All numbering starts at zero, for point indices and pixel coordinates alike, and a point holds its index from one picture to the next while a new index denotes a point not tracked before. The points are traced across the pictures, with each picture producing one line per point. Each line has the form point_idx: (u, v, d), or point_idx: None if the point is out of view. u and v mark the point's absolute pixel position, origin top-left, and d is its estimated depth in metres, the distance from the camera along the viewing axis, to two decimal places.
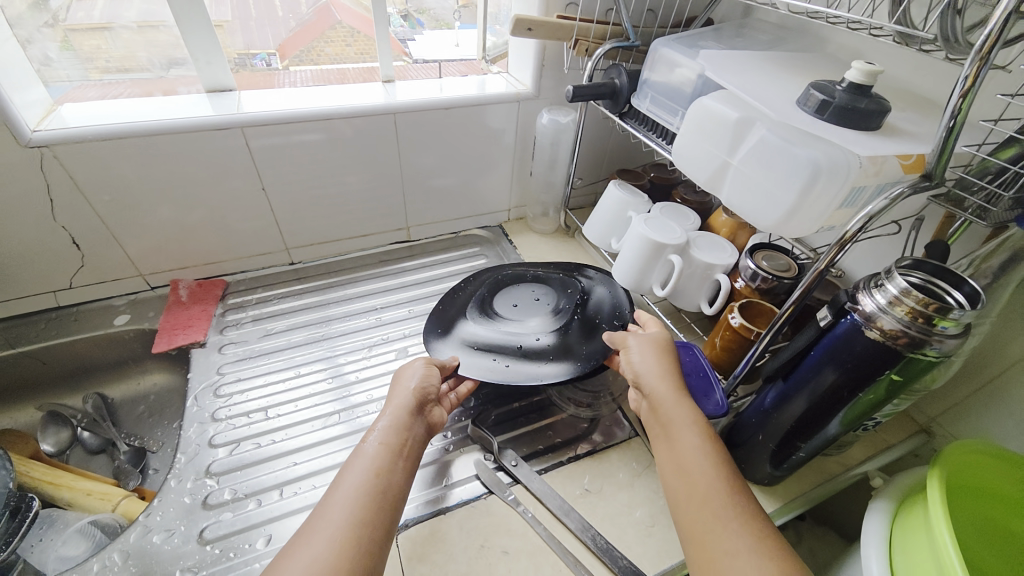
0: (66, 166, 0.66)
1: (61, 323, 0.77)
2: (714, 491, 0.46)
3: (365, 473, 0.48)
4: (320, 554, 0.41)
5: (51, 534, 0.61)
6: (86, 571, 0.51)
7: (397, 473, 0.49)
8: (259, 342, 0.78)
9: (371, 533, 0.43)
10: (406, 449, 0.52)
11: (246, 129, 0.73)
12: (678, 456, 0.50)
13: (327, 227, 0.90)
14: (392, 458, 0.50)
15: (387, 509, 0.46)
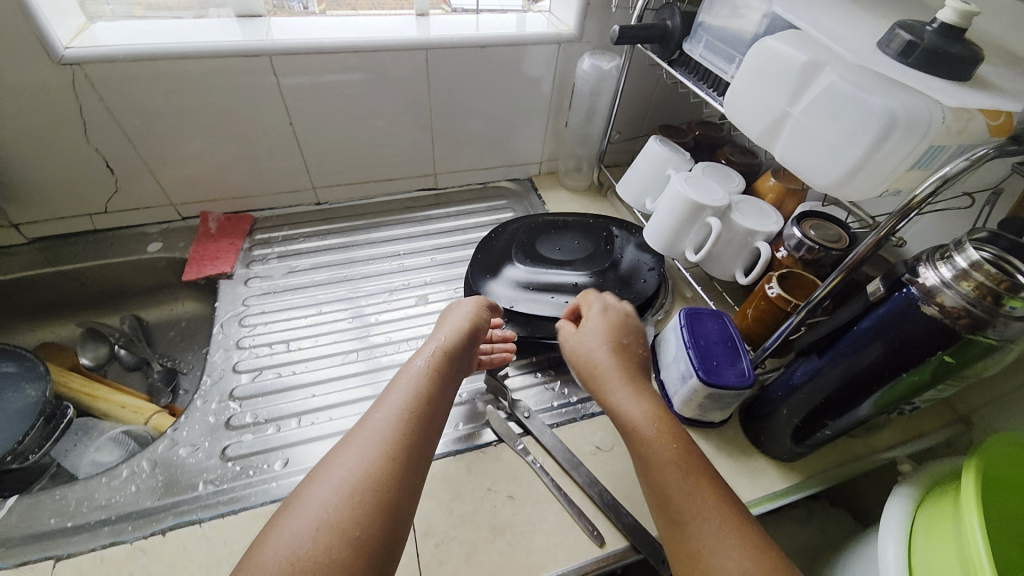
0: (98, 85, 0.65)
1: (99, 246, 0.80)
2: (677, 483, 0.46)
3: (410, 395, 0.50)
4: (360, 465, 0.43)
5: (86, 441, 0.65)
6: (117, 475, 0.53)
7: (438, 400, 0.51)
8: (283, 278, 0.79)
9: (411, 453, 0.46)
10: (448, 375, 0.54)
11: (275, 58, 0.70)
12: (638, 446, 0.49)
13: (354, 168, 0.88)
14: (432, 384, 0.52)
15: (427, 433, 0.48)
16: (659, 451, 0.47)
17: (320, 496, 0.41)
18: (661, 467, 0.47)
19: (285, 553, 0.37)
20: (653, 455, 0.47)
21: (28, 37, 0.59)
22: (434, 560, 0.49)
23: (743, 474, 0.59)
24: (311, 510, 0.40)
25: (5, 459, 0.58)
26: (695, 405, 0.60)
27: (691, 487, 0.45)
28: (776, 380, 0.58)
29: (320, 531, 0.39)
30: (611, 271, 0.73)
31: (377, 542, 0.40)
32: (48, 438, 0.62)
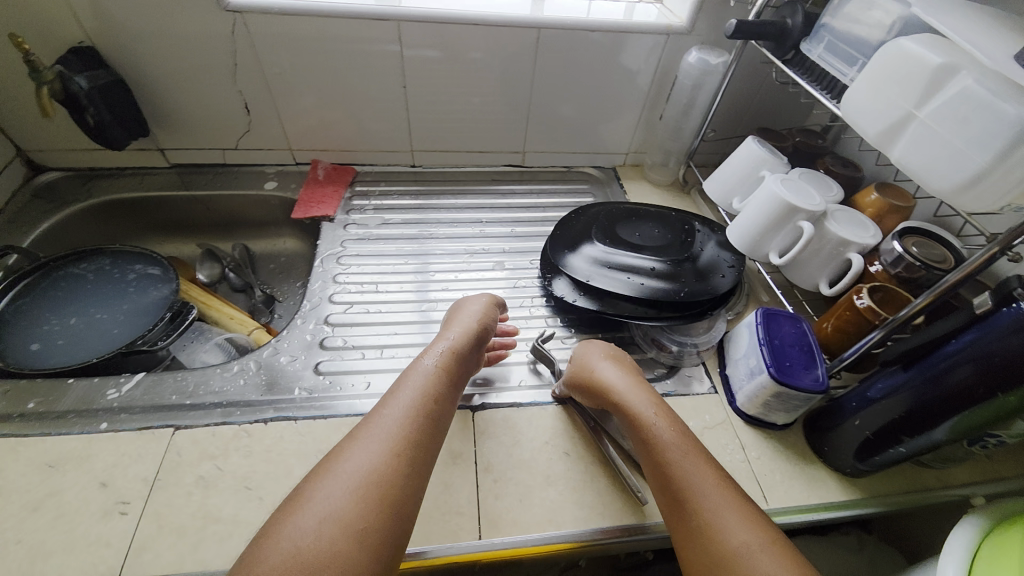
0: (253, 34, 0.73)
1: (225, 178, 0.90)
2: (702, 495, 0.47)
3: (420, 392, 0.52)
4: (367, 460, 0.45)
5: (199, 341, 0.75)
6: (229, 368, 0.61)
7: (444, 399, 0.53)
8: (377, 228, 0.85)
9: (416, 446, 0.48)
10: (453, 377, 0.56)
11: (403, 24, 0.75)
12: (649, 444, 0.52)
13: (450, 136, 0.93)
14: (436, 387, 0.54)
15: (432, 429, 0.50)
16: (673, 448, 0.51)
17: (329, 489, 0.43)
18: (677, 464, 0.50)
19: (291, 546, 0.39)
20: (670, 450, 0.51)
21: None
22: (491, 493, 0.53)
23: (801, 480, 0.59)
24: (320, 505, 0.42)
25: (136, 342, 0.63)
26: (760, 404, 0.60)
27: (716, 498, 0.47)
28: (849, 390, 0.57)
29: (325, 523, 0.41)
30: (688, 260, 0.73)
31: (384, 533, 0.42)
32: (169, 335, 0.66)
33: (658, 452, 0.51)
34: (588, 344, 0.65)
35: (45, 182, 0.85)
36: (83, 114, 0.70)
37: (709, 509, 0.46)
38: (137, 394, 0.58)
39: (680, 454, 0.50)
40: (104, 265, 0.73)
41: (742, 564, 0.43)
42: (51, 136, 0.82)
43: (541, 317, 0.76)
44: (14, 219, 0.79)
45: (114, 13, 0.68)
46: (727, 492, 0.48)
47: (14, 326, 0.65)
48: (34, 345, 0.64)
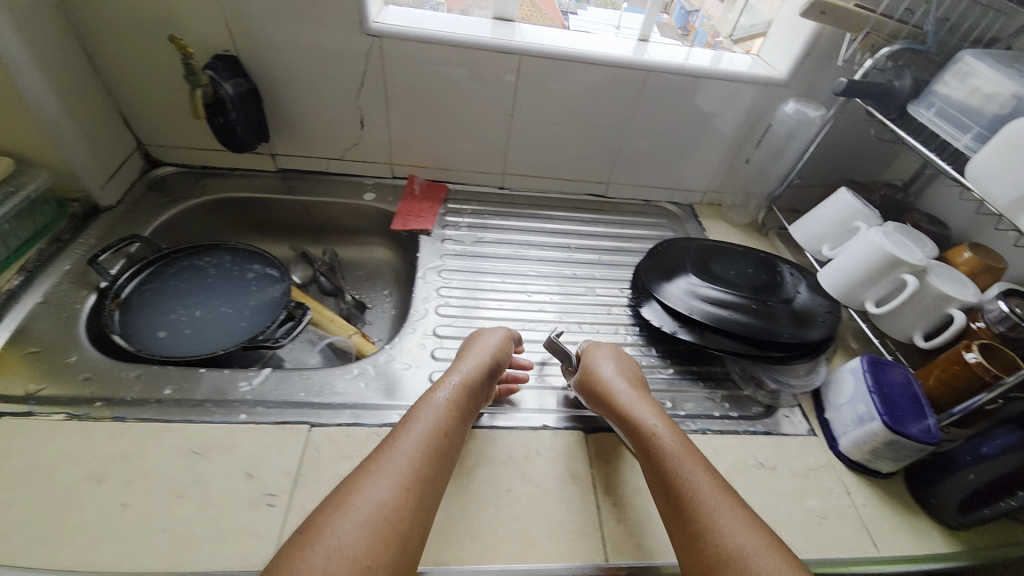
0: (386, 57, 0.78)
1: (327, 186, 0.94)
2: (708, 512, 0.47)
3: (432, 424, 0.51)
4: (380, 492, 0.44)
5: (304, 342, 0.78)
6: (349, 371, 0.64)
7: (454, 431, 0.53)
8: (472, 245, 0.88)
9: (427, 476, 0.47)
10: (464, 410, 0.55)
11: (524, 59, 0.80)
12: (655, 458, 0.53)
13: (541, 163, 0.97)
14: (447, 416, 0.53)
15: (443, 461, 0.50)
16: (670, 459, 0.52)
17: (339, 524, 0.41)
18: (682, 480, 0.50)
19: None
20: (667, 461, 0.52)
21: (355, 11, 0.72)
22: (614, 517, 0.55)
23: (906, 530, 0.59)
24: (329, 539, 0.40)
25: (257, 337, 0.66)
26: (868, 450, 0.61)
27: (722, 512, 0.47)
28: (960, 444, 0.58)
29: (332, 559, 0.39)
30: (774, 302, 0.76)
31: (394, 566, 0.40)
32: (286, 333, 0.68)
33: (661, 462, 0.52)
34: (594, 349, 0.68)
35: (160, 176, 0.89)
36: (218, 118, 0.74)
37: (708, 516, 0.47)
38: (268, 390, 0.60)
39: (678, 463, 0.52)
40: (223, 261, 0.77)
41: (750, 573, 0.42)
42: (174, 135, 0.86)
43: (633, 345, 0.78)
44: (132, 210, 0.82)
45: (264, 29, 0.73)
46: (730, 502, 0.48)
47: (138, 311, 0.69)
48: (161, 332, 0.67)
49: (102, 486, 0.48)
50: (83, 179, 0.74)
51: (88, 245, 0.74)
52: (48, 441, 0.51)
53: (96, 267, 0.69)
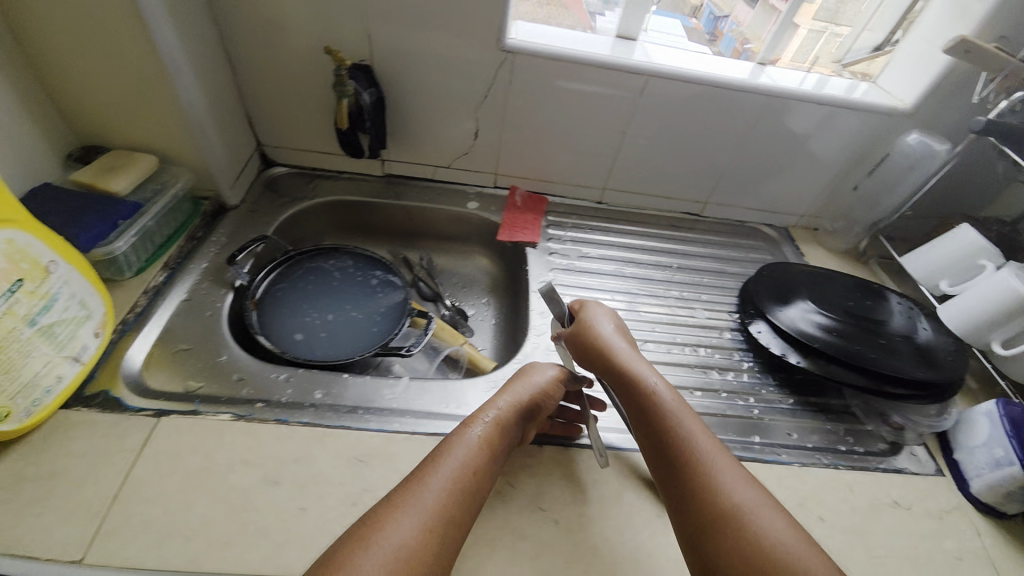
0: (516, 72, 0.78)
1: (432, 193, 0.95)
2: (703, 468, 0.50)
3: (462, 464, 0.49)
4: (404, 532, 0.42)
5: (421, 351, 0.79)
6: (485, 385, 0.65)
7: (485, 477, 0.50)
8: (579, 261, 0.89)
9: (454, 519, 0.45)
10: (497, 451, 0.52)
11: (650, 80, 0.80)
12: (652, 412, 0.56)
13: (643, 180, 0.97)
14: (480, 453, 0.51)
15: (470, 505, 0.47)
16: (692, 445, 0.52)
17: (362, 561, 0.39)
18: (679, 436, 0.53)
19: None
20: (689, 446, 0.52)
21: (496, 29, 0.73)
22: None
23: None
24: None
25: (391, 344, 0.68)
26: (1007, 495, 0.61)
27: (719, 466, 0.50)
28: None
29: None
30: (871, 337, 0.76)
31: None
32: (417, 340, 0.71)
33: (659, 418, 0.55)
34: (591, 308, 0.69)
35: (273, 177, 0.91)
36: (362, 123, 0.77)
37: (737, 502, 0.47)
38: (413, 398, 0.61)
39: (677, 421, 0.55)
40: (345, 265, 0.78)
41: (744, 522, 0.46)
42: (292, 137, 0.87)
43: (746, 371, 0.78)
44: (254, 209, 0.84)
45: (402, 40, 0.74)
46: (722, 458, 0.51)
47: (273, 311, 0.71)
48: (297, 334, 0.69)
49: (280, 490, 0.50)
50: (218, 178, 0.75)
51: (220, 243, 0.75)
52: (219, 442, 0.52)
53: (234, 266, 0.70)
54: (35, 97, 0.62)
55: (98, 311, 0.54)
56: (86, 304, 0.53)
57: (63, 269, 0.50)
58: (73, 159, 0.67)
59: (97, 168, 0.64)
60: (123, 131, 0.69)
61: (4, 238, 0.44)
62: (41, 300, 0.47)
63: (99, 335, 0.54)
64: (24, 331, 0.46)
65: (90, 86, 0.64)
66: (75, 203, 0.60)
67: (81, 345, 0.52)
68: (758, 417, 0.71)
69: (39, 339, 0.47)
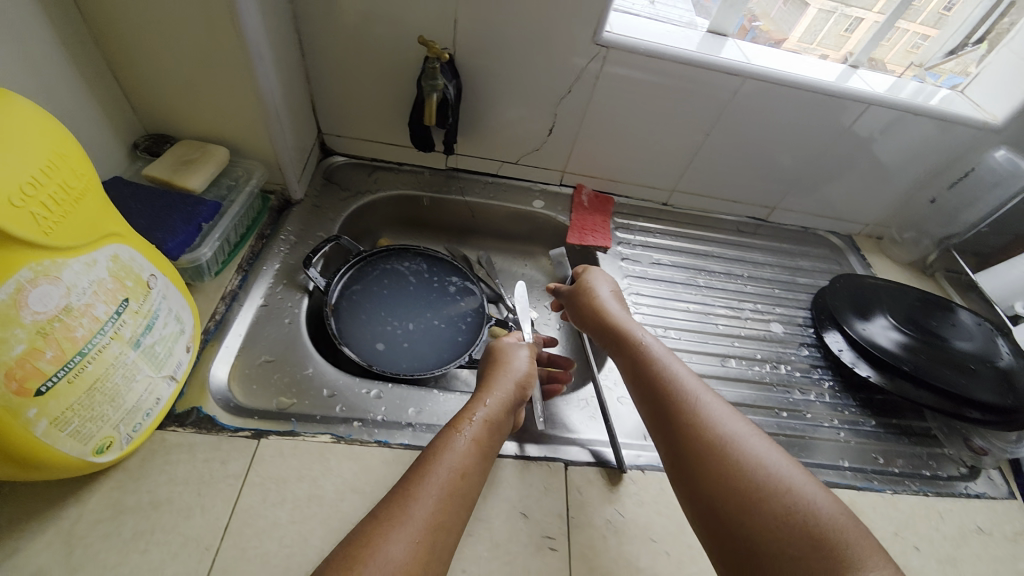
0: (604, 67, 0.73)
1: (496, 190, 0.90)
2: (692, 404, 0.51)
3: (452, 467, 0.44)
4: (400, 550, 0.38)
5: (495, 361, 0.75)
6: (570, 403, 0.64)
7: (477, 478, 0.46)
8: (650, 268, 0.87)
9: (447, 525, 0.41)
10: (490, 445, 0.49)
11: (746, 82, 0.75)
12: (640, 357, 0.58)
13: (714, 184, 0.93)
14: (478, 456, 0.47)
15: (464, 510, 0.43)
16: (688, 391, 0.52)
17: None
18: (668, 375, 0.54)
19: None
20: (682, 390, 0.52)
21: (593, 21, 0.68)
22: None
23: None
24: None
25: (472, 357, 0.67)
26: None
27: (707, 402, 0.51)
28: None
29: None
30: (948, 358, 0.75)
31: None
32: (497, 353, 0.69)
33: (648, 362, 0.57)
34: (595, 273, 0.74)
35: (332, 167, 0.85)
36: (446, 119, 0.72)
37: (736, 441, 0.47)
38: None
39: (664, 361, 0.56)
40: (419, 267, 0.75)
41: (731, 449, 0.46)
42: (354, 125, 0.82)
43: (827, 391, 0.77)
44: (317, 203, 0.79)
45: (490, 29, 0.69)
46: (709, 396, 0.52)
47: (350, 318, 0.68)
48: (379, 345, 0.67)
49: None
50: (286, 172, 0.71)
51: (289, 242, 0.72)
52: (324, 466, 0.50)
53: (309, 267, 0.67)
54: (100, 82, 0.57)
55: (188, 322, 0.51)
56: (180, 317, 0.49)
57: (160, 282, 0.46)
58: (140, 149, 0.62)
59: (171, 162, 0.60)
60: (192, 120, 0.63)
61: (111, 256, 0.40)
62: (144, 319, 0.44)
63: (189, 347, 0.51)
64: (130, 354, 0.42)
65: (160, 71, 0.58)
66: (152, 203, 0.55)
67: (176, 361, 0.49)
68: (846, 441, 0.71)
69: (143, 361, 0.44)
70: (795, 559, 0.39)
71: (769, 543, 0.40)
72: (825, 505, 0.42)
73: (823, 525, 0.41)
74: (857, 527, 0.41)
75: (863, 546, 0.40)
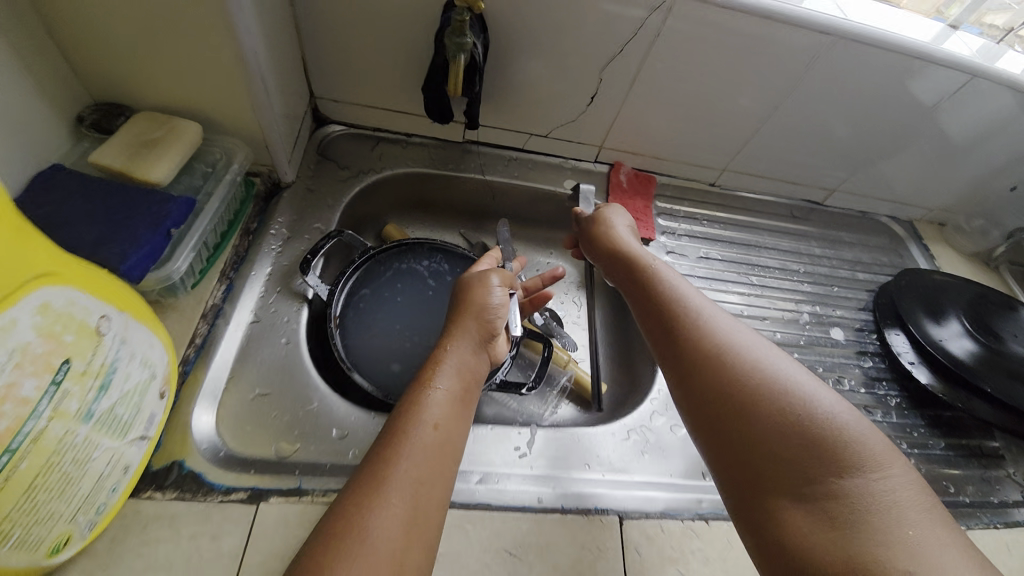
0: (669, 21, 0.59)
1: (522, 167, 0.77)
2: (694, 333, 0.51)
3: (430, 420, 0.43)
4: (385, 511, 0.37)
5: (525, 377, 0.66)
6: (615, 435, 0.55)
7: (457, 423, 0.45)
8: (699, 263, 0.76)
9: (433, 472, 0.41)
10: (464, 396, 0.48)
11: (838, 43, 0.62)
12: (648, 293, 0.57)
13: (771, 163, 0.80)
14: (458, 409, 0.46)
15: (449, 454, 0.43)
16: (698, 319, 0.52)
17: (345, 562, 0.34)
18: (673, 308, 0.54)
19: None
20: (685, 322, 0.52)
21: None
22: None
23: None
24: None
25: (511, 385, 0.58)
26: None
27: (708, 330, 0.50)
28: None
29: None
30: None
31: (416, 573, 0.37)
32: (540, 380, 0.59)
33: (653, 296, 0.56)
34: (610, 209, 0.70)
35: (329, 138, 0.71)
36: (474, 88, 0.59)
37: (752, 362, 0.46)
38: (551, 457, 0.52)
39: (669, 294, 0.56)
40: (440, 267, 0.65)
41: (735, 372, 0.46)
42: (353, 88, 0.67)
43: (894, 409, 0.68)
44: (312, 185, 0.66)
45: None
46: (712, 324, 0.51)
47: (358, 332, 0.58)
48: (395, 365, 0.56)
49: None
50: (275, 152, 0.57)
51: (281, 236, 0.60)
52: None
53: (308, 275, 0.55)
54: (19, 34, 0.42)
55: (160, 364, 0.41)
56: (147, 362, 0.39)
57: (115, 323, 0.36)
58: (86, 125, 0.48)
59: (127, 144, 0.46)
60: (150, 86, 0.49)
61: (38, 306, 0.30)
62: (96, 380, 0.33)
63: (162, 394, 0.42)
64: (81, 430, 0.32)
65: (95, 21, 0.43)
66: (106, 203, 0.43)
67: (147, 416, 0.40)
68: (915, 466, 0.64)
69: (100, 432, 0.34)
70: (818, 468, 0.39)
71: (790, 458, 0.40)
72: (845, 413, 0.42)
73: (844, 433, 0.40)
74: (880, 436, 0.41)
75: (885, 451, 0.40)
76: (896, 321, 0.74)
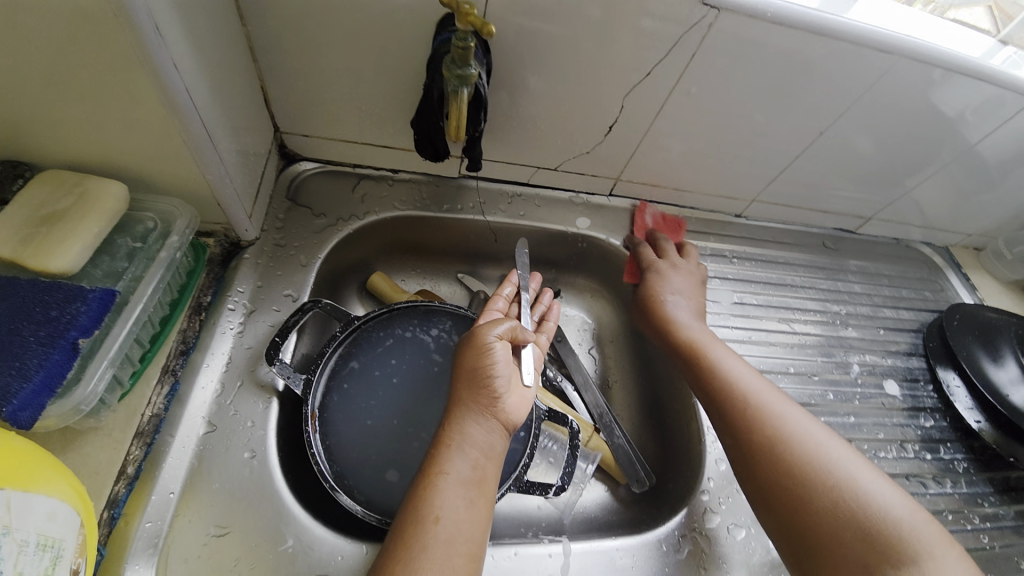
0: (710, 38, 0.49)
1: (527, 205, 0.67)
2: (752, 407, 0.50)
3: (436, 513, 0.38)
4: None
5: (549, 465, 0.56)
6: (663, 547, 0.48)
7: (473, 508, 0.39)
8: (735, 310, 0.67)
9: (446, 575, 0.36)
10: (478, 476, 0.41)
11: (900, 62, 0.52)
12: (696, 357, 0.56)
13: (804, 191, 0.70)
14: (471, 495, 0.40)
15: (463, 547, 0.38)
16: (750, 389, 0.52)
17: None
18: (726, 378, 0.53)
19: None
20: (743, 396, 0.51)
21: None
22: None
23: None
24: None
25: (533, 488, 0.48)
26: None
27: (769, 406, 0.50)
28: None
29: None
30: None
31: None
32: (566, 478, 0.49)
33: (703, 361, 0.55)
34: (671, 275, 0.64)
35: (299, 178, 0.60)
36: (476, 126, 0.49)
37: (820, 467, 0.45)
38: None
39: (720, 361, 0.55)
40: (450, 339, 0.53)
41: (790, 450, 0.46)
42: (327, 119, 0.55)
43: (963, 476, 0.62)
44: (280, 239, 0.55)
45: None
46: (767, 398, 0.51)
47: (346, 432, 0.46)
48: (392, 473, 0.45)
49: None
50: (231, 208, 0.46)
51: (242, 311, 0.48)
52: None
53: (276, 364, 0.45)
54: None
55: (67, 536, 0.30)
56: (48, 542, 0.29)
57: None
58: None
59: (25, 219, 0.37)
60: (57, 138, 0.37)
61: None
62: None
63: (76, 570, 0.31)
64: None
65: None
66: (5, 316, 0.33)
67: None
68: (990, 547, 0.57)
69: None
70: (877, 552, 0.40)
71: None
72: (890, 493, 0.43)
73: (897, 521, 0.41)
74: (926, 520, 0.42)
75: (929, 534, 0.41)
76: (951, 362, 0.65)
